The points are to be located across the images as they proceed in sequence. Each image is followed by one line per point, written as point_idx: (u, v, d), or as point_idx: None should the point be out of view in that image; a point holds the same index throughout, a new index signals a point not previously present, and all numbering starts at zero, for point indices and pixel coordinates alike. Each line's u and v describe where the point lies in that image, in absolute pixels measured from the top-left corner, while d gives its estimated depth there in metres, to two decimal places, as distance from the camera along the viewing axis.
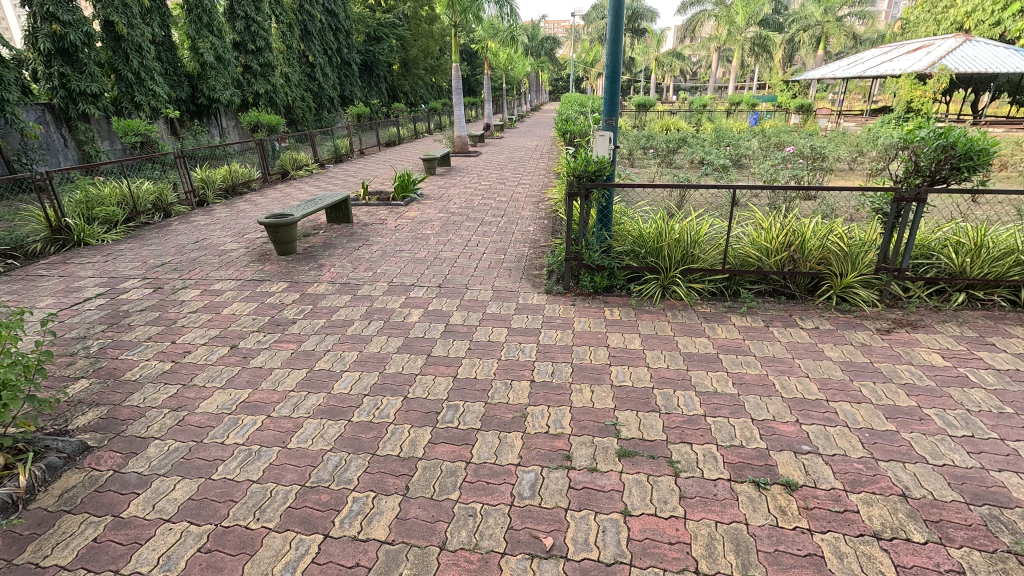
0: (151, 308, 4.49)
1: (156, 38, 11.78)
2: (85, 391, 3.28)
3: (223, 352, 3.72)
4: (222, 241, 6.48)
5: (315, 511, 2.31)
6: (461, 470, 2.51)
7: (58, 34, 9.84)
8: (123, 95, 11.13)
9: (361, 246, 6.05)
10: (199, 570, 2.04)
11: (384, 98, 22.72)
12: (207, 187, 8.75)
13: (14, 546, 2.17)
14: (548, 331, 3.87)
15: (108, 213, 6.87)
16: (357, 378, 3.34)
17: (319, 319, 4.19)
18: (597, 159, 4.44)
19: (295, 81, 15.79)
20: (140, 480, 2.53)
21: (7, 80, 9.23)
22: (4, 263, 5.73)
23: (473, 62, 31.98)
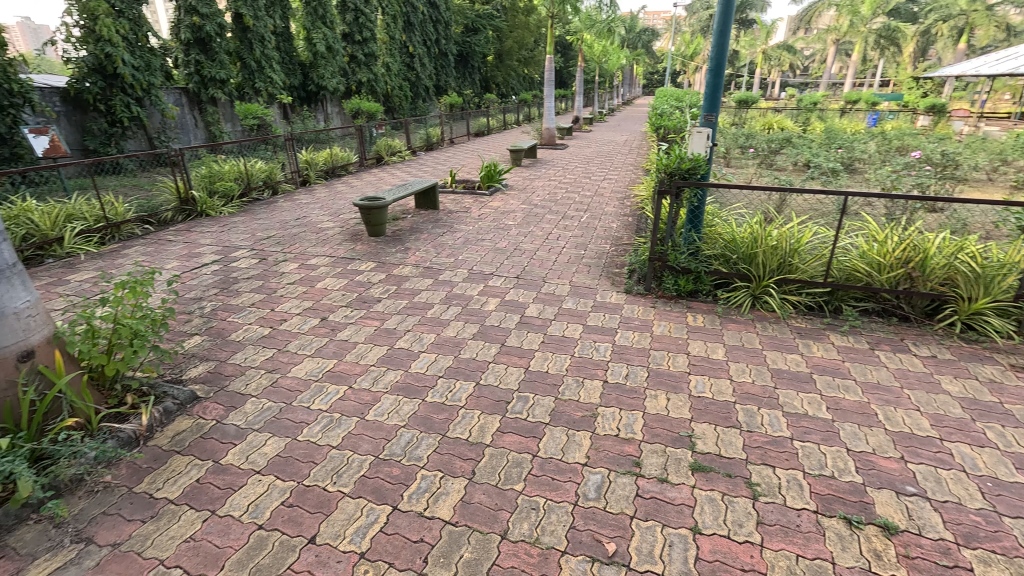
0: (256, 277, 4.91)
1: (276, 28, 12.86)
2: (198, 346, 3.66)
3: (314, 323, 3.99)
4: (320, 219, 6.94)
5: (386, 483, 2.42)
6: (528, 462, 2.51)
7: (197, 25, 11.04)
8: (245, 81, 12.23)
9: (445, 232, 6.22)
10: (280, 524, 2.20)
11: (478, 88, 23.12)
12: (310, 168, 9.40)
13: (134, 476, 2.48)
14: (625, 331, 3.76)
15: (226, 188, 7.60)
16: (433, 359, 3.45)
17: (401, 300, 4.37)
18: (691, 156, 4.22)
19: (395, 70, 16.51)
20: (237, 432, 2.78)
21: (154, 66, 10.48)
22: (142, 228, 6.52)
23: (567, 54, 31.70)
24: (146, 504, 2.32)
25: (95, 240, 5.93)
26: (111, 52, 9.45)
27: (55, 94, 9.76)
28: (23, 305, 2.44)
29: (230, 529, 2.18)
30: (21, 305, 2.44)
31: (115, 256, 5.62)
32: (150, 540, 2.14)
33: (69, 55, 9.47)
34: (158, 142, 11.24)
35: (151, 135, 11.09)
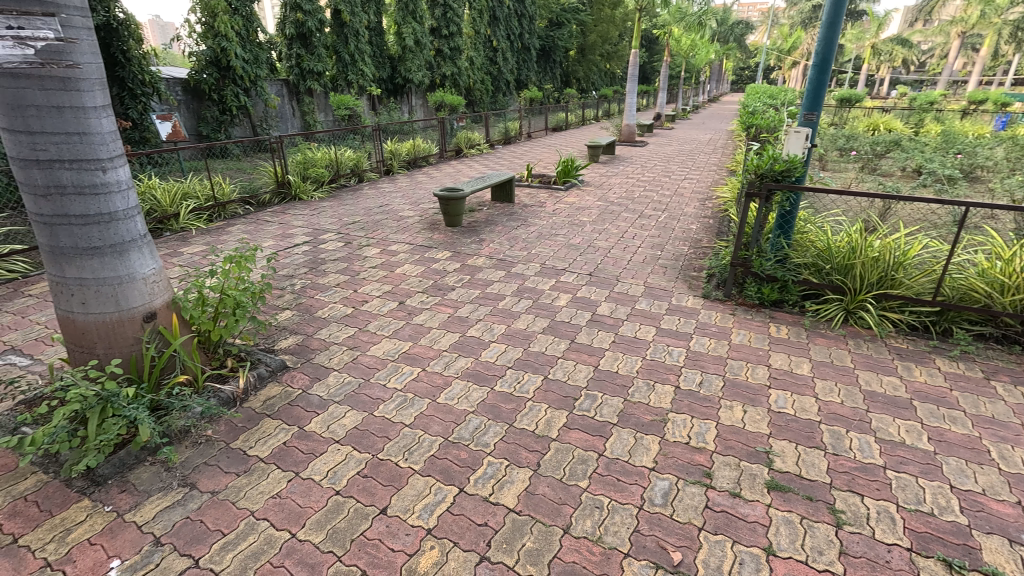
0: (342, 260, 5.22)
1: (370, 24, 13.52)
2: (289, 319, 3.96)
3: (392, 306, 4.17)
4: (401, 207, 7.23)
5: (454, 465, 2.50)
6: (593, 461, 2.49)
7: (300, 21, 11.85)
8: (340, 73, 12.95)
9: (520, 225, 6.28)
10: (356, 492, 2.35)
11: (558, 83, 23.01)
12: (393, 158, 9.79)
13: (231, 433, 2.73)
14: (701, 337, 3.63)
15: (318, 174, 8.11)
16: (503, 350, 3.51)
17: (474, 289, 4.47)
18: (786, 158, 3.97)
19: (479, 64, 16.82)
20: (320, 403, 2.98)
21: (261, 59, 11.33)
22: (243, 208, 7.12)
23: (652, 48, 30.75)
24: (240, 460, 2.54)
25: (205, 218, 6.54)
26: (225, 47, 10.35)
27: (177, 84, 10.79)
28: (150, 271, 2.74)
29: (310, 491, 2.35)
30: (149, 272, 2.73)
31: (221, 233, 6.17)
32: (242, 492, 2.35)
33: (191, 49, 10.46)
34: (261, 130, 12.10)
35: (255, 123, 11.96)
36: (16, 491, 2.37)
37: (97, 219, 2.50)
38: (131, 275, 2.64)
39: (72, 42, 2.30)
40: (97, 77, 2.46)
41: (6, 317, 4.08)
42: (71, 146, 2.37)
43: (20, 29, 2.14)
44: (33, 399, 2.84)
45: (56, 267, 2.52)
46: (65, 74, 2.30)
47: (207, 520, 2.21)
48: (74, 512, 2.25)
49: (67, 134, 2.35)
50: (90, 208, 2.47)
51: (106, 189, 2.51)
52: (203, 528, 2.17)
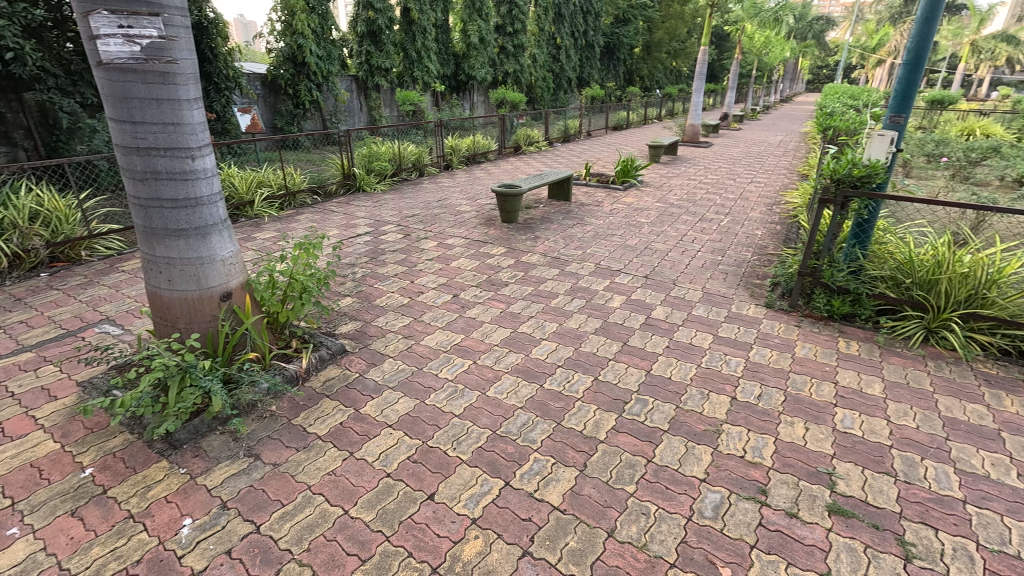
0: (401, 251, 5.38)
1: (437, 22, 13.82)
2: (349, 306, 4.13)
3: (447, 299, 4.26)
4: (459, 202, 7.36)
5: (501, 458, 2.52)
6: (641, 466, 2.45)
7: (371, 19, 12.29)
8: (406, 70, 13.32)
9: (575, 224, 6.23)
10: (405, 476, 2.42)
11: (621, 81, 22.60)
12: (454, 154, 9.97)
13: (293, 410, 2.89)
14: (761, 348, 3.47)
15: (381, 167, 8.38)
16: (554, 348, 3.50)
17: (527, 286, 4.49)
18: (867, 163, 3.71)
19: (541, 62, 16.83)
20: (375, 387, 3.10)
21: (333, 56, 11.83)
22: (312, 198, 7.47)
23: (722, 45, 29.58)
24: (300, 436, 2.69)
25: (276, 206, 6.92)
26: (302, 43, 10.89)
27: (257, 79, 11.39)
28: (229, 254, 2.92)
29: (363, 472, 2.45)
30: (227, 254, 2.92)
31: (290, 221, 6.51)
32: (301, 466, 2.48)
33: (271, 46, 11.13)
34: (329, 124, 12.53)
35: (324, 117, 12.39)
36: (107, 447, 2.61)
37: (186, 204, 2.70)
38: (212, 256, 2.83)
39: (172, 39, 2.50)
40: (193, 73, 2.66)
41: (103, 290, 4.49)
42: (166, 135, 2.58)
43: (129, 28, 2.36)
44: (124, 365, 3.12)
45: (148, 245, 2.75)
46: (165, 69, 2.51)
47: (268, 489, 2.35)
48: (154, 471, 2.46)
49: (163, 124, 2.56)
50: (180, 192, 2.67)
51: (194, 176, 2.71)
52: (265, 496, 2.31)
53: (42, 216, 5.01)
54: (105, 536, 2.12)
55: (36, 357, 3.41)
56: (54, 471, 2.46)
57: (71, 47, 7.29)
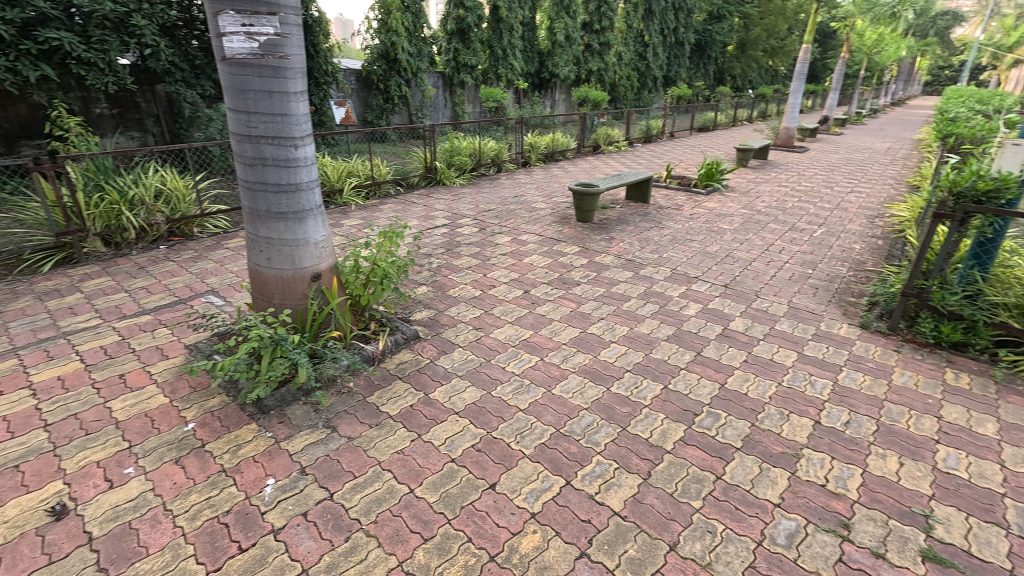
0: (476, 244, 5.49)
1: (525, 19, 13.94)
2: (424, 294, 4.29)
3: (517, 294, 4.30)
4: (535, 200, 7.39)
5: (563, 457, 2.52)
6: (709, 482, 2.35)
7: (461, 17, 12.63)
8: (491, 68, 13.57)
9: (653, 227, 6.06)
10: (469, 463, 2.48)
11: (710, 80, 21.65)
12: (532, 151, 10.02)
13: (368, 389, 3.05)
14: (852, 371, 3.21)
15: (461, 162, 8.60)
16: (623, 352, 3.44)
17: (599, 287, 4.42)
18: (995, 175, 3.31)
19: (626, 59, 16.51)
20: (445, 375, 3.19)
21: (423, 53, 12.24)
22: (395, 189, 7.81)
23: (826, 43, 27.45)
24: (373, 414, 2.83)
25: (362, 195, 7.30)
26: (395, 40, 11.37)
27: (352, 75, 11.95)
28: (320, 238, 3.13)
29: (429, 454, 2.54)
30: (319, 237, 3.13)
31: (374, 210, 6.84)
32: (372, 442, 2.62)
33: (368, 43, 11.73)
34: (415, 118, 12.89)
35: (411, 112, 12.74)
36: (207, 406, 2.89)
37: (287, 189, 2.92)
38: (306, 239, 3.04)
39: (285, 36, 2.71)
40: (301, 67, 2.86)
41: (210, 264, 4.96)
42: (275, 124, 2.80)
43: (250, 26, 2.58)
44: (225, 333, 3.43)
45: (253, 225, 3.00)
46: (277, 63, 2.72)
47: (343, 461, 2.50)
48: (245, 432, 2.69)
49: (273, 115, 2.78)
50: (283, 177, 2.89)
51: (296, 164, 2.92)
52: (339, 466, 2.46)
53: (164, 195, 5.61)
54: (202, 485, 2.36)
55: (153, 320, 3.84)
56: (163, 422, 2.77)
57: (196, 44, 8.07)
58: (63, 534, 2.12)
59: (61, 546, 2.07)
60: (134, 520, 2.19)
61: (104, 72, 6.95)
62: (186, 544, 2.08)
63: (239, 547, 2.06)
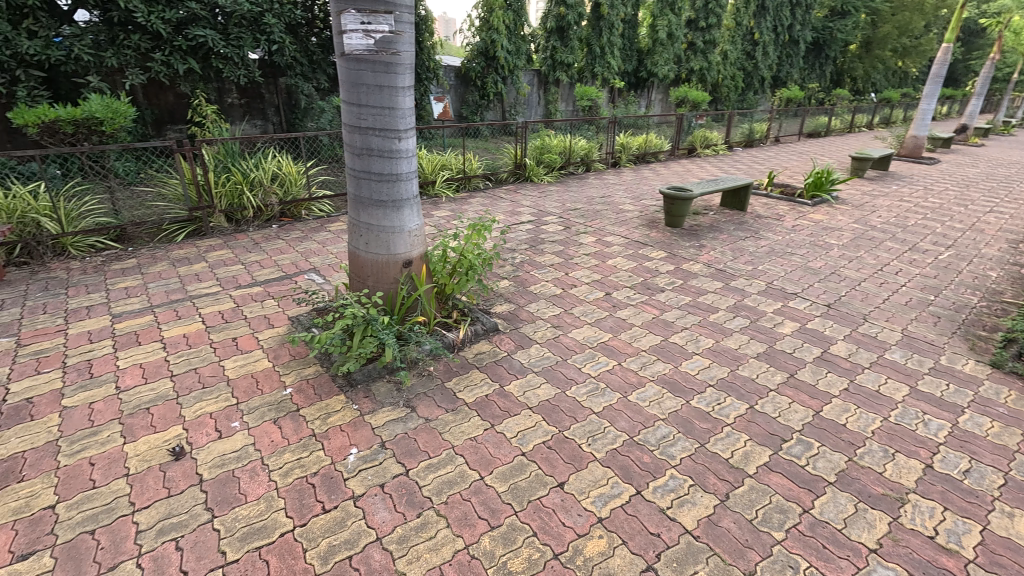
0: (560, 242, 5.49)
1: (626, 17, 13.66)
2: (506, 288, 4.36)
3: (598, 296, 4.24)
4: (623, 201, 7.23)
5: (635, 465, 2.46)
6: (794, 514, 2.19)
7: (562, 15, 12.65)
8: (587, 66, 13.45)
9: (749, 237, 5.71)
10: (539, 459, 2.50)
11: (825, 82, 19.97)
12: (623, 152, 9.81)
13: (447, 374, 3.17)
14: (977, 415, 2.83)
15: (551, 160, 8.62)
16: (707, 365, 3.28)
17: (685, 295, 4.25)
18: None
19: (732, 58, 15.65)
20: (520, 369, 3.23)
21: (521, 50, 12.40)
22: (484, 183, 7.99)
23: (971, 42, 24.28)
24: (450, 399, 2.93)
25: (453, 187, 7.55)
26: (495, 38, 11.62)
27: (452, 72, 12.28)
28: (414, 226, 3.28)
29: (501, 445, 2.59)
30: (413, 226, 3.28)
31: (463, 203, 7.05)
32: (448, 426, 2.71)
33: (469, 41, 12.07)
34: (508, 115, 12.98)
35: (505, 108, 12.87)
36: (303, 374, 3.15)
37: (388, 179, 3.09)
38: (401, 227, 3.20)
39: (399, 34, 2.86)
40: (410, 64, 3.01)
41: (313, 245, 5.38)
42: (382, 117, 2.97)
43: (368, 24, 2.76)
44: (324, 309, 3.72)
45: (355, 211, 3.21)
46: (389, 59, 2.87)
47: (420, 440, 2.61)
48: (334, 401, 2.90)
49: (382, 108, 2.95)
50: (386, 167, 3.06)
51: (399, 155, 3.08)
52: (416, 445, 2.58)
53: (279, 178, 6.14)
54: (295, 446, 2.57)
55: (263, 292, 4.24)
56: (266, 384, 3.05)
57: (316, 41, 8.75)
58: (180, 473, 2.41)
59: (178, 483, 2.36)
60: (237, 469, 2.44)
61: (238, 65, 7.73)
62: (279, 497, 2.28)
63: (323, 507, 2.23)
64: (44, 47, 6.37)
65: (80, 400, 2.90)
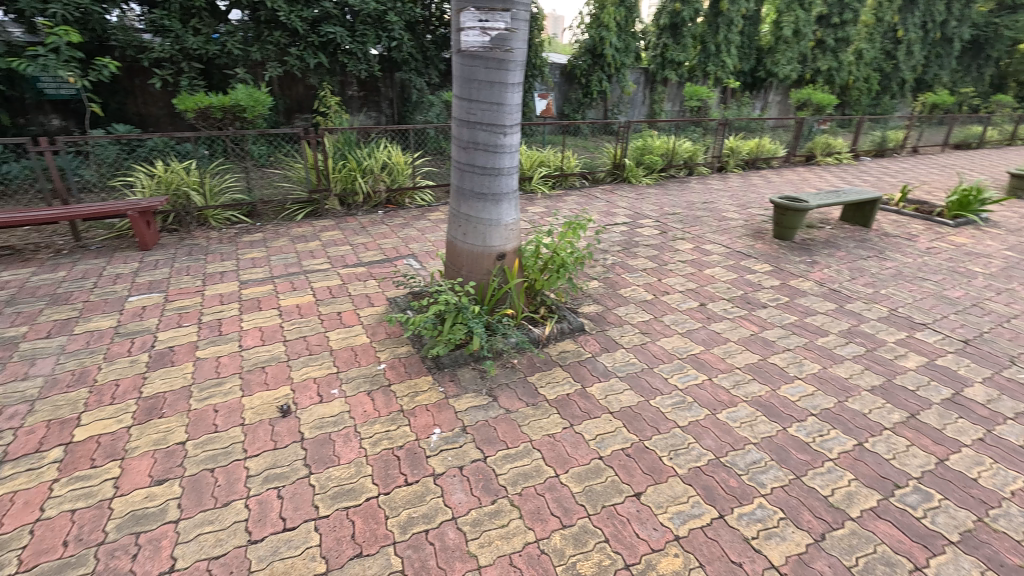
0: (654, 247, 5.31)
1: (748, 13, 12.83)
2: (595, 289, 4.31)
3: (692, 305, 4.06)
4: (727, 208, 6.85)
5: (720, 488, 2.33)
6: (902, 570, 1.95)
7: (677, 11, 12.17)
8: (700, 64, 12.82)
9: (871, 256, 5.16)
10: (616, 465, 2.45)
11: (982, 87, 17.39)
12: (731, 156, 9.26)
13: (530, 369, 3.20)
14: None
15: (652, 161, 8.35)
16: (810, 392, 3.01)
17: (790, 314, 3.94)
18: None
19: (867, 58, 14.14)
20: (604, 372, 3.18)
21: (630, 48, 12.11)
22: (580, 182, 7.93)
23: None
24: (531, 394, 2.96)
25: (549, 184, 7.58)
26: (604, 35, 11.45)
27: (558, 69, 12.29)
28: (510, 221, 3.33)
29: (579, 445, 2.58)
30: (510, 221, 3.34)
31: (558, 200, 7.07)
32: (527, 420, 2.74)
33: (577, 38, 12.01)
34: (611, 114, 12.74)
35: (607, 107, 12.64)
36: (396, 352, 3.34)
37: (490, 172, 3.17)
38: (498, 220, 3.27)
39: (514, 31, 2.91)
40: (522, 61, 3.06)
41: (414, 232, 5.67)
42: (490, 112, 3.04)
43: (486, 22, 2.85)
44: (419, 293, 3.91)
45: (456, 202, 3.33)
46: (503, 56, 2.94)
47: (499, 430, 2.67)
48: (422, 381, 3.05)
49: (491, 103, 3.03)
50: (489, 162, 3.14)
51: (503, 150, 3.14)
52: (495, 434, 2.64)
53: (388, 167, 6.53)
54: (384, 418, 2.74)
55: (367, 272, 4.54)
56: (363, 358, 3.28)
57: (431, 38, 9.16)
58: (286, 429, 2.67)
59: (284, 437, 2.61)
60: (333, 432, 2.65)
61: (360, 60, 8.29)
62: (367, 464, 2.45)
63: (405, 480, 2.36)
64: (205, 43, 7.31)
65: (211, 353, 3.31)
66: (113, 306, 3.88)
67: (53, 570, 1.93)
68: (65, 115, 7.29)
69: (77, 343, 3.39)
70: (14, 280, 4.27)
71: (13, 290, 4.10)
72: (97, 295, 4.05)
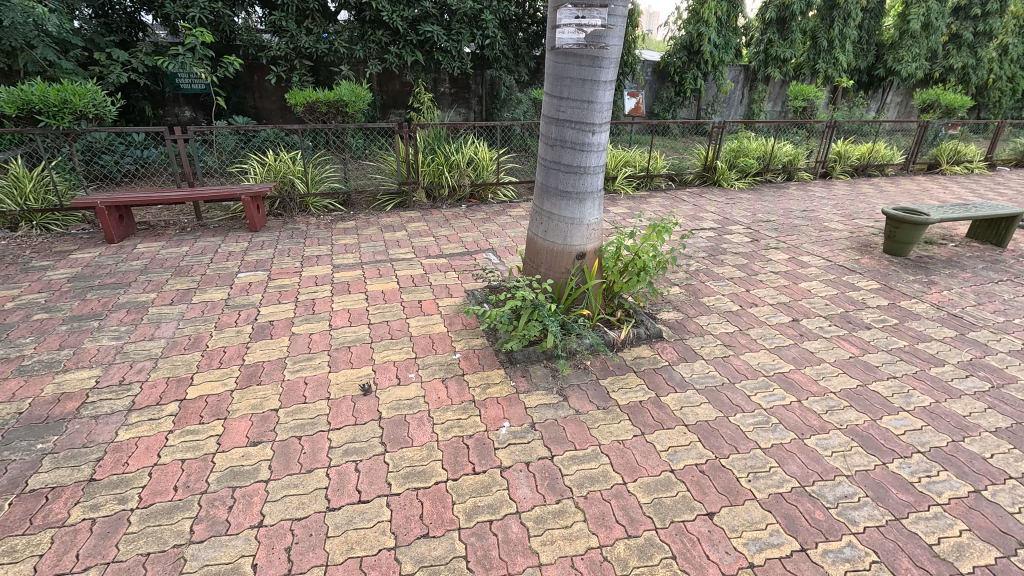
0: (744, 255, 5.01)
1: (869, 5, 11.68)
2: (676, 296, 4.14)
3: (783, 320, 3.79)
4: (829, 217, 6.31)
5: (805, 519, 2.16)
6: None
7: (785, 5, 11.33)
8: (808, 61, 11.88)
9: (1004, 280, 4.53)
10: (689, 481, 2.35)
11: None
12: (838, 161, 8.50)
13: (603, 372, 3.15)
14: None
15: (746, 164, 7.87)
16: (917, 427, 2.71)
17: (898, 338, 3.55)
18: None
19: (1015, 54, 12.34)
20: (681, 382, 3.06)
21: (730, 44, 11.48)
22: (666, 183, 7.66)
23: None
24: (602, 397, 2.91)
25: (634, 184, 7.40)
26: (703, 31, 10.92)
27: (650, 67, 11.94)
28: (592, 221, 3.28)
29: (649, 455, 2.50)
30: (592, 221, 3.29)
31: (642, 201, 6.88)
32: (597, 424, 2.70)
33: (673, 35, 11.58)
34: (704, 114, 12.17)
35: (700, 107, 12.09)
36: (471, 343, 3.42)
37: (575, 170, 3.14)
38: (579, 219, 3.24)
39: (610, 27, 2.85)
40: (618, 58, 2.98)
41: (494, 227, 5.76)
42: (580, 110, 3.01)
43: (583, 18, 2.83)
44: (497, 287, 3.98)
45: (540, 200, 3.34)
46: (597, 53, 2.89)
47: (568, 430, 2.65)
48: (494, 374, 3.10)
49: (582, 101, 2.99)
50: (575, 160, 3.12)
51: (590, 149, 3.10)
52: (564, 434, 2.62)
53: (474, 163, 6.67)
54: (456, 406, 2.82)
55: (447, 264, 4.69)
56: (439, 346, 3.39)
57: (523, 36, 9.25)
58: (366, 406, 2.83)
59: (363, 414, 2.77)
60: (409, 414, 2.77)
61: (454, 57, 8.52)
62: (438, 448, 2.53)
63: (473, 469, 2.41)
64: (316, 42, 7.86)
65: (304, 329, 3.57)
66: (224, 281, 4.30)
67: (165, 510, 2.18)
68: (195, 108, 8.18)
69: (194, 311, 3.80)
70: (147, 251, 4.86)
71: (146, 260, 4.66)
72: (212, 269, 4.51)
